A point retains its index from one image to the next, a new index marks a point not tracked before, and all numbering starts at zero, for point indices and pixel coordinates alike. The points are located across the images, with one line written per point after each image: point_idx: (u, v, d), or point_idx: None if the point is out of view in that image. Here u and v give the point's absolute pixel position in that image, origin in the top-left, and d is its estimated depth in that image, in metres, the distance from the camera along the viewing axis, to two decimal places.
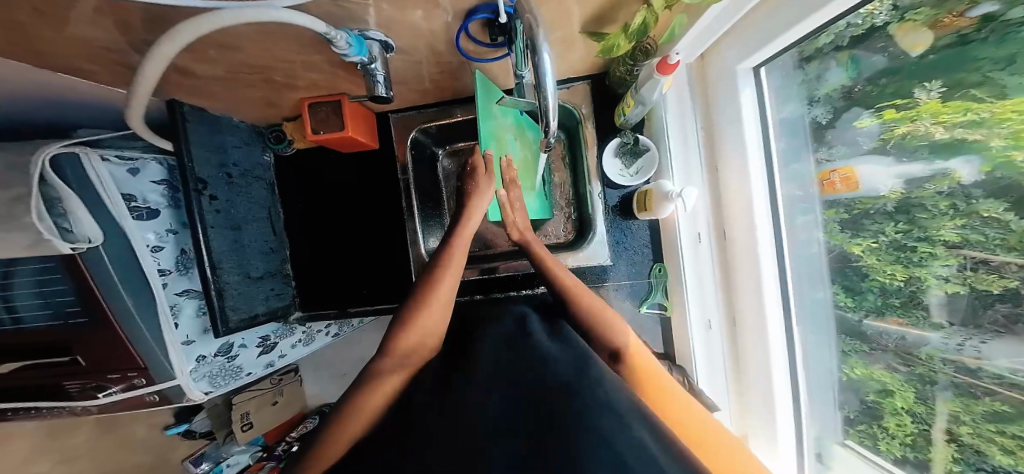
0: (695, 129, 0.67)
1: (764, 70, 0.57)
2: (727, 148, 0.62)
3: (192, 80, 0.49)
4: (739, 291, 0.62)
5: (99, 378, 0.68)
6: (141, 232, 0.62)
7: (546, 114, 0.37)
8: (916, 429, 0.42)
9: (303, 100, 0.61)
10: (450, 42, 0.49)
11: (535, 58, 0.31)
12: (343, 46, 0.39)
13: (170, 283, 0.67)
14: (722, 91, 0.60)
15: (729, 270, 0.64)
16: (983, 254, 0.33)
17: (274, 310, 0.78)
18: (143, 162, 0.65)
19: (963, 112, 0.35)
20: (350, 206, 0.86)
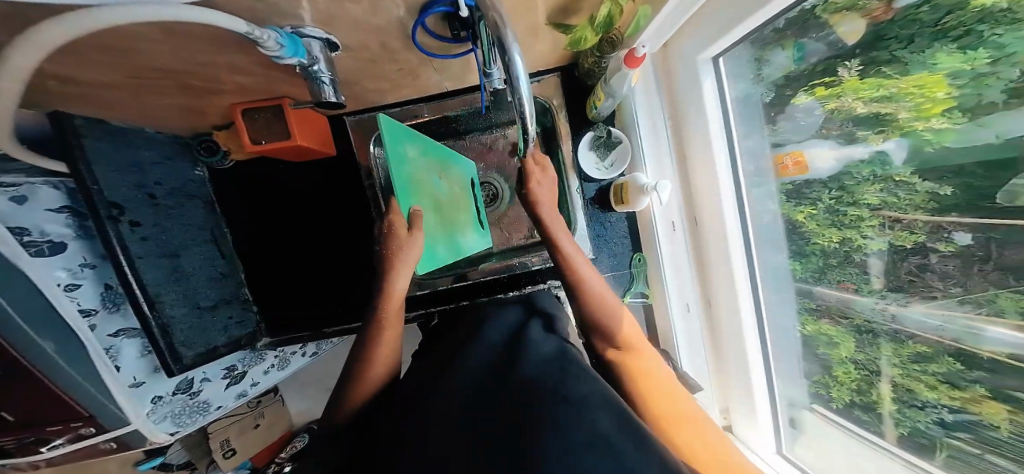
0: (662, 121, 0.67)
1: (722, 61, 0.57)
2: (693, 134, 0.62)
3: (86, 88, 0.41)
4: (714, 277, 0.64)
5: (35, 433, 0.57)
6: (46, 271, 0.52)
7: (521, 113, 0.34)
8: (859, 375, 0.49)
9: (235, 106, 0.54)
10: (404, 37, 0.44)
11: (505, 58, 0.29)
12: (273, 47, 0.33)
13: (98, 325, 0.59)
14: (684, 83, 0.61)
15: (703, 256, 0.66)
16: (897, 213, 0.40)
17: (238, 340, 0.71)
18: (30, 187, 0.52)
19: (877, 88, 0.40)
20: (312, 219, 0.79)
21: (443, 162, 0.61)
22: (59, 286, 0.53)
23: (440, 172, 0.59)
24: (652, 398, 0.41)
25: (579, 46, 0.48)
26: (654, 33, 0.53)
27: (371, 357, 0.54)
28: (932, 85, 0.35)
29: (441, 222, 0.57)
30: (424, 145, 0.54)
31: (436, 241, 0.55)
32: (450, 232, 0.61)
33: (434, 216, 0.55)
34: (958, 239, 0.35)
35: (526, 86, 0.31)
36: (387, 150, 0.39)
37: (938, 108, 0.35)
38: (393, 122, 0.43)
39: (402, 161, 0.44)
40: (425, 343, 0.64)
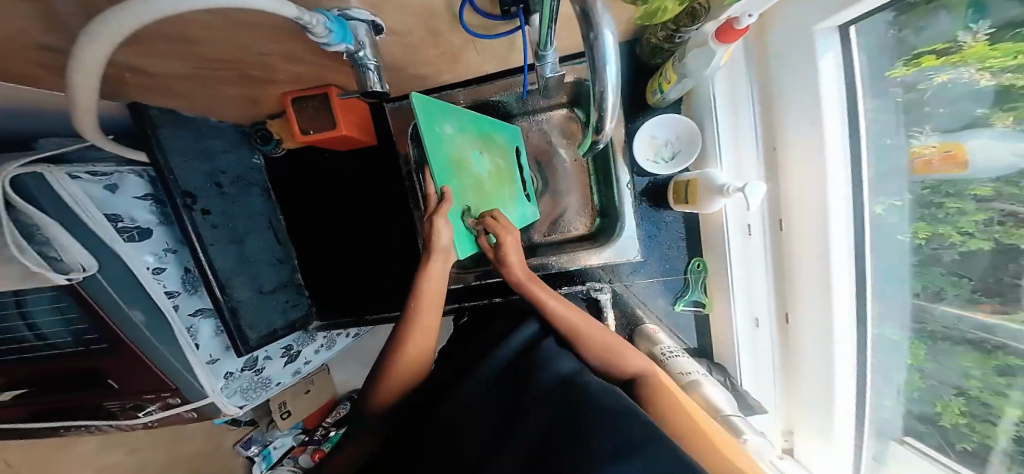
0: (749, 107, 0.53)
1: (854, 29, 0.44)
2: (794, 121, 0.46)
3: (155, 81, 0.42)
4: (797, 305, 0.51)
5: (136, 398, 0.66)
6: (137, 254, 0.58)
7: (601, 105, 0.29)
8: (970, 414, 0.42)
9: (284, 96, 0.54)
10: (454, 18, 0.40)
11: (592, 36, 0.23)
12: (321, 33, 0.31)
13: (181, 305, 0.65)
14: (782, 58, 0.47)
15: (786, 278, 0.53)
16: (1012, 206, 0.34)
17: (292, 323, 0.76)
18: (119, 176, 0.59)
19: (1013, 56, 0.32)
20: (354, 211, 0.80)
21: (484, 136, 0.58)
22: (147, 269, 0.59)
23: (482, 147, 0.56)
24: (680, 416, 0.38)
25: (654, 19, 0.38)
26: None
27: (401, 351, 0.51)
28: None
29: (483, 200, 0.54)
30: (461, 120, 0.51)
31: (477, 216, 0.52)
32: (492, 209, 0.58)
33: (475, 194, 0.52)
34: None
35: (614, 71, 0.26)
36: (422, 132, 0.38)
37: None
38: (425, 98, 0.41)
39: (439, 139, 0.43)
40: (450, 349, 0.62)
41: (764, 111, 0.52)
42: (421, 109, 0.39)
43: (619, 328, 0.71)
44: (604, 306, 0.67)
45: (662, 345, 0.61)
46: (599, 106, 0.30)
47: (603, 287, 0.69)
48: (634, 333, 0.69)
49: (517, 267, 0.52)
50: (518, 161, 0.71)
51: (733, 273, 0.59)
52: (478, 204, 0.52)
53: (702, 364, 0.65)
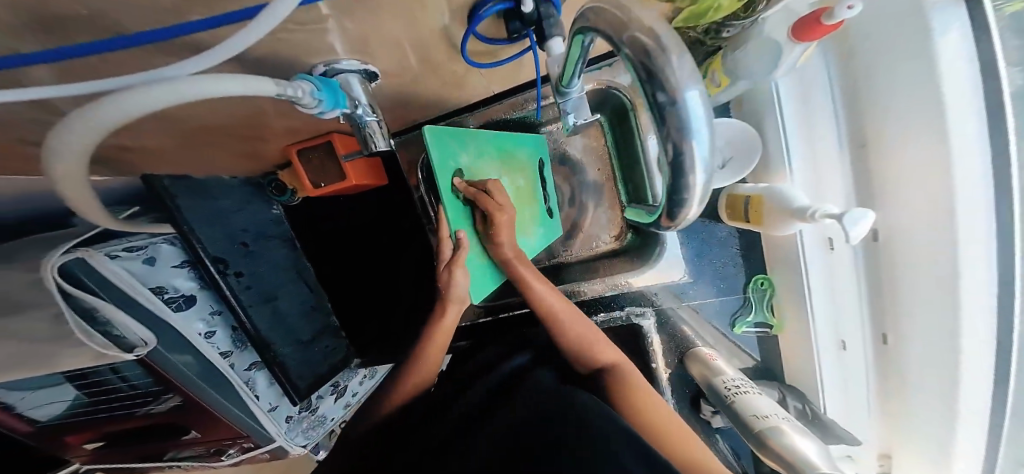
0: (826, 95, 0.44)
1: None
2: (890, 115, 0.38)
3: (152, 153, 0.40)
4: (902, 327, 0.41)
5: (217, 444, 0.72)
6: (188, 322, 0.57)
7: (684, 208, 0.19)
8: None
9: (289, 148, 0.51)
10: (451, 48, 0.36)
11: (664, 100, 0.15)
12: (310, 103, 0.26)
13: (236, 362, 0.65)
14: (875, 37, 0.38)
15: (889, 305, 0.43)
16: None
17: (336, 365, 0.74)
18: (154, 247, 0.55)
19: None
20: (376, 248, 0.77)
21: (505, 155, 0.50)
22: (200, 336, 0.58)
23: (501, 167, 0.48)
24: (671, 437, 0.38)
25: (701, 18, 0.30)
26: None
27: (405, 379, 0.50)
28: None
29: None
30: (479, 144, 0.44)
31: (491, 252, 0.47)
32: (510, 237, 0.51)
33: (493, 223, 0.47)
34: None
35: (706, 152, 0.16)
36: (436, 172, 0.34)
37: None
38: (438, 130, 0.35)
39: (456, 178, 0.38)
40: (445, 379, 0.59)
41: (848, 104, 0.42)
42: (434, 145, 0.34)
43: (667, 353, 0.64)
44: (647, 332, 0.61)
45: (724, 376, 0.54)
46: (687, 206, 0.18)
47: (644, 311, 0.64)
48: (686, 357, 0.62)
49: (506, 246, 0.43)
50: (540, 174, 0.61)
51: (815, 298, 0.50)
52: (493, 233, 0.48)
53: (774, 391, 0.57)
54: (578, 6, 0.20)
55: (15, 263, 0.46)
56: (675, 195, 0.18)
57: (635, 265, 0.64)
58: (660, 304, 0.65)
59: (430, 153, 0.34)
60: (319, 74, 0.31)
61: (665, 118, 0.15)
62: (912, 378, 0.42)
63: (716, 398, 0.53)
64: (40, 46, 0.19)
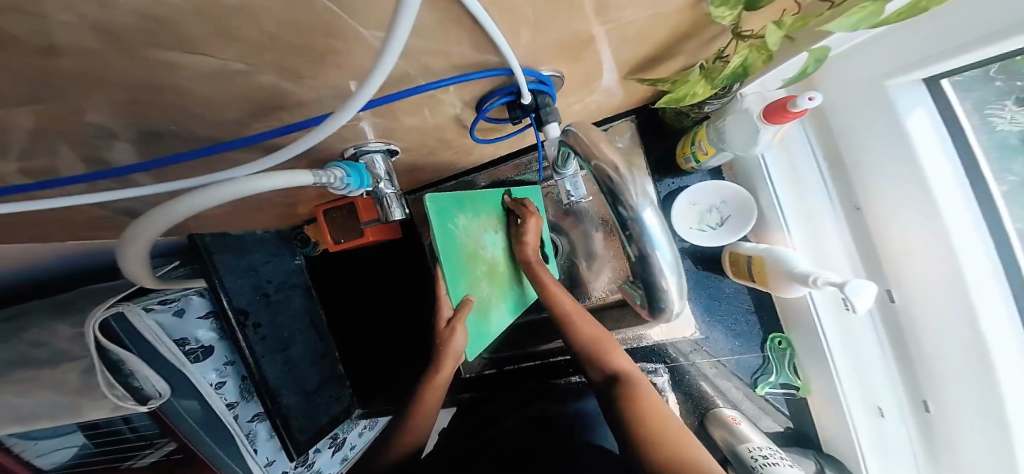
0: (811, 161, 0.47)
1: (947, 80, 0.35)
2: (873, 180, 0.40)
3: (200, 219, 0.45)
4: (940, 394, 0.39)
5: None
6: (202, 373, 0.58)
7: (662, 311, 0.19)
8: None
9: (316, 208, 0.56)
10: (462, 128, 0.41)
11: (626, 212, 0.17)
12: (340, 185, 0.30)
13: (241, 413, 0.65)
14: (845, 117, 0.42)
15: (921, 369, 0.40)
16: None
17: (337, 417, 0.73)
18: (185, 299, 0.59)
19: None
20: (387, 299, 0.78)
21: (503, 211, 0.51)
22: (211, 386, 0.59)
23: (498, 224, 0.50)
24: None
25: (681, 103, 0.34)
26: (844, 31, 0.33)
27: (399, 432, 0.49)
28: None
29: (498, 286, 0.48)
30: (480, 204, 0.46)
31: (490, 309, 0.47)
32: (507, 293, 0.51)
33: (492, 282, 0.47)
34: None
35: (670, 259, 0.18)
36: (435, 237, 0.35)
37: None
38: (440, 199, 0.37)
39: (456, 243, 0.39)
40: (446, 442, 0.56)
41: (834, 167, 0.45)
42: (437, 212, 0.37)
43: (685, 412, 0.62)
44: (663, 390, 0.58)
45: (750, 442, 0.51)
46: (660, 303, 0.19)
47: (657, 367, 0.62)
48: (706, 419, 0.59)
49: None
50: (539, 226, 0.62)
51: (835, 357, 0.48)
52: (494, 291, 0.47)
53: (810, 461, 0.52)
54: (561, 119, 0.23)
55: (64, 314, 0.50)
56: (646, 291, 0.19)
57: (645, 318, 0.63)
58: (673, 359, 0.63)
59: (431, 222, 0.36)
60: (349, 155, 0.36)
61: (630, 230, 0.17)
62: (956, 451, 0.38)
63: (742, 466, 0.50)
64: (135, 152, 0.24)
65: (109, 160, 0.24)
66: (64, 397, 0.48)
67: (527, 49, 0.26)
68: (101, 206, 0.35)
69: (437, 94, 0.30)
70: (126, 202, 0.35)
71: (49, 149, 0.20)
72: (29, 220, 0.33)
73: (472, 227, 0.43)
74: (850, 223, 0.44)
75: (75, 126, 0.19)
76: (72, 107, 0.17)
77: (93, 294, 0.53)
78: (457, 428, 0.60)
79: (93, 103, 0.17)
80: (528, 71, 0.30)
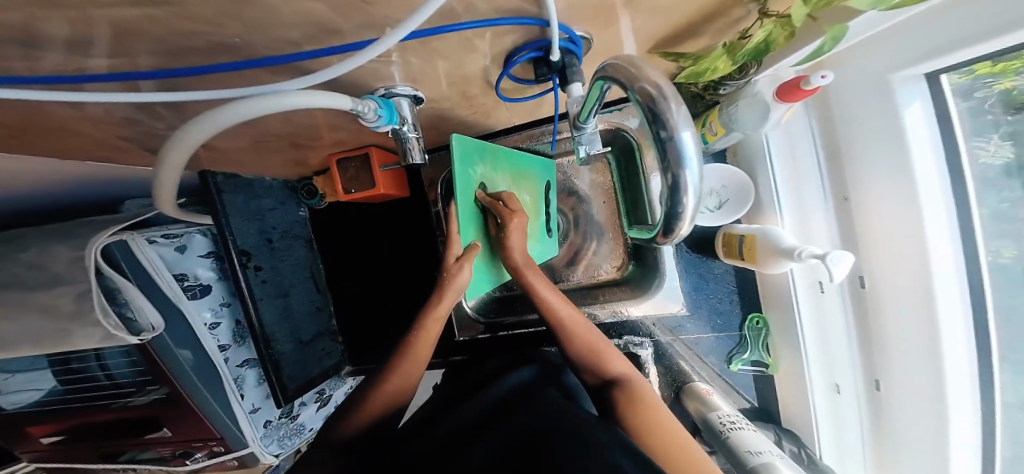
0: (810, 154, 0.50)
1: (944, 77, 0.38)
2: (864, 173, 0.44)
3: (215, 153, 0.45)
4: (892, 376, 0.43)
5: (186, 445, 0.71)
6: (198, 312, 0.58)
7: (676, 228, 0.23)
8: None
9: (329, 156, 0.55)
10: (487, 85, 0.41)
11: (666, 131, 0.19)
12: (372, 117, 0.31)
13: (232, 357, 0.65)
14: (852, 109, 0.44)
15: (882, 351, 0.44)
16: None
17: (328, 371, 0.74)
18: (188, 236, 0.59)
19: None
20: (386, 258, 0.79)
21: (517, 171, 0.52)
22: (205, 325, 0.59)
23: (511, 183, 0.51)
24: (657, 418, 0.41)
25: (701, 78, 0.36)
26: (868, 23, 0.34)
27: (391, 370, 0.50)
28: None
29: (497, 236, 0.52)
30: (498, 159, 0.47)
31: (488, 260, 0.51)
32: None
33: (494, 231, 0.50)
34: None
35: (696, 182, 0.20)
36: (455, 177, 0.37)
37: None
38: (466, 142, 0.38)
39: (469, 185, 0.40)
40: (437, 401, 0.59)
41: (830, 159, 0.48)
42: (460, 154, 0.38)
43: (663, 386, 0.66)
44: (644, 361, 0.61)
45: (719, 411, 0.56)
46: (677, 217, 0.22)
47: (642, 341, 0.65)
48: (682, 391, 0.64)
49: (517, 251, 0.48)
50: (547, 196, 0.64)
51: (807, 337, 0.53)
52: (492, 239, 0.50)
53: (770, 432, 0.58)
54: (601, 57, 0.24)
55: (61, 240, 0.49)
56: (670, 209, 0.21)
57: (635, 295, 0.66)
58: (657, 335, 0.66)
59: (454, 162, 0.37)
60: (378, 96, 0.36)
61: (666, 150, 0.19)
62: (902, 426, 0.43)
63: (710, 433, 0.55)
64: (180, 63, 0.24)
65: (154, 68, 0.24)
66: (58, 321, 0.47)
67: (569, 6, 0.27)
68: (121, 123, 0.34)
69: (473, 40, 0.30)
70: (149, 122, 0.34)
71: (105, 49, 0.20)
72: (46, 128, 0.33)
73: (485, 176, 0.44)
74: (836, 214, 0.48)
75: (142, 34, 0.19)
76: (148, 10, 0.17)
77: (91, 223, 0.52)
78: (447, 391, 0.62)
79: (171, 13, 0.18)
80: (564, 28, 0.31)
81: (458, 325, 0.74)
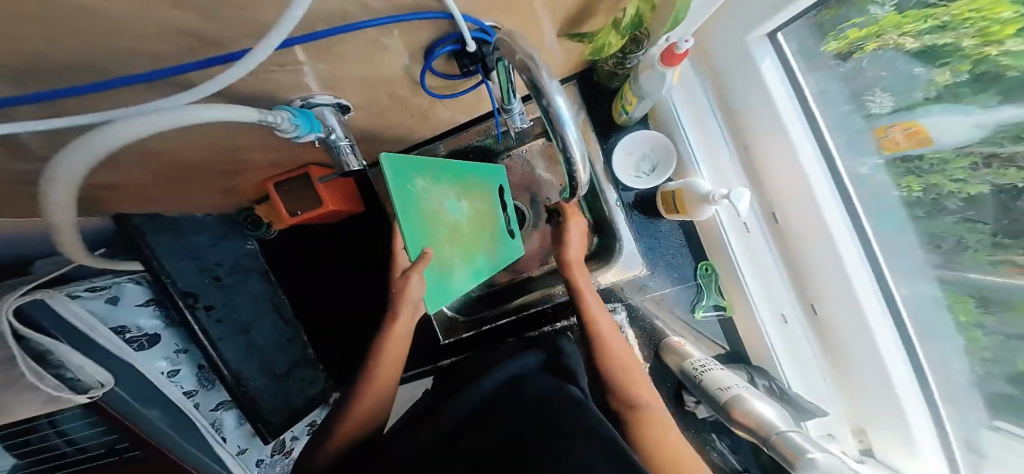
0: (709, 111, 0.58)
1: (780, 37, 0.49)
2: (753, 124, 0.52)
3: (131, 193, 0.44)
4: (811, 282, 0.52)
5: None
6: (149, 361, 0.56)
7: (576, 179, 0.27)
8: None
9: (266, 182, 0.55)
10: (413, 84, 0.42)
11: (545, 99, 0.22)
12: (287, 128, 0.33)
13: (200, 402, 0.62)
14: (726, 69, 0.53)
15: (800, 265, 0.53)
16: (988, 148, 0.34)
17: (312, 400, 0.72)
18: (118, 286, 0.57)
19: (924, 20, 0.37)
20: (352, 276, 0.78)
21: (460, 180, 0.52)
22: (163, 374, 0.57)
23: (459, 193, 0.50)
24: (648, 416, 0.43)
25: (602, 53, 0.39)
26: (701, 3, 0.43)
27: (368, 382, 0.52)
28: (992, 7, 0.32)
29: (460, 250, 0.48)
30: (437, 171, 0.46)
31: (452, 269, 0.46)
32: (472, 257, 0.52)
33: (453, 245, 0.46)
34: None
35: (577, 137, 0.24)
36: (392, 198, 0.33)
37: (1011, 29, 0.31)
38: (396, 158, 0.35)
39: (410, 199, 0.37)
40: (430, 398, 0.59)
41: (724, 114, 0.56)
42: (393, 170, 0.35)
43: (643, 346, 0.68)
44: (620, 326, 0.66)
45: (693, 358, 0.60)
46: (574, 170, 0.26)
47: (614, 306, 0.69)
48: (659, 349, 0.66)
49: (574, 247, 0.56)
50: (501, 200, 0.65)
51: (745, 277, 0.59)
52: (455, 255, 0.47)
53: (742, 373, 0.61)
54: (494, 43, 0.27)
55: None
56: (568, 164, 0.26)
57: (599, 265, 0.68)
58: (627, 299, 0.69)
59: (388, 179, 0.34)
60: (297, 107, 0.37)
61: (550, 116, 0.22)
62: (839, 331, 0.50)
63: (687, 380, 0.58)
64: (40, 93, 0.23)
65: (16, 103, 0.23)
66: None
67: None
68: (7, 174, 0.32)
69: (380, 40, 0.31)
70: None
71: None
72: None
73: (428, 189, 0.42)
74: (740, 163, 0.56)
75: None
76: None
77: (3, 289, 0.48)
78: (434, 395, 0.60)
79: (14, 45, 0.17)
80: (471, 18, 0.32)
81: (445, 329, 0.74)
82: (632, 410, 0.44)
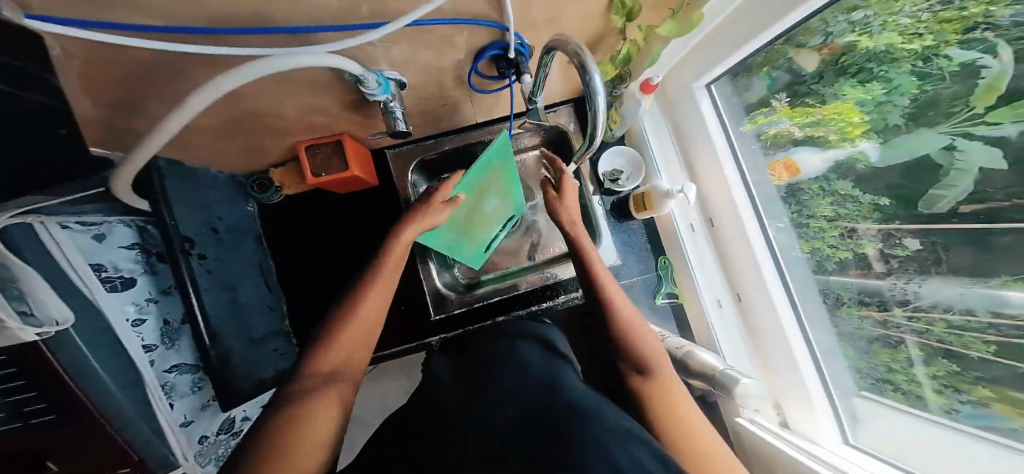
0: (667, 136, 0.77)
1: (714, 88, 0.68)
2: (698, 147, 0.71)
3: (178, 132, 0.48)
4: (736, 270, 0.68)
5: None
6: (119, 304, 0.52)
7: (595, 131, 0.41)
8: (907, 383, 0.47)
9: (300, 143, 0.61)
10: (457, 78, 0.54)
11: (585, 76, 0.35)
12: (370, 86, 0.44)
13: (157, 360, 0.57)
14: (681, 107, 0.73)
15: (728, 259, 0.69)
16: (850, 224, 0.51)
17: (281, 375, 0.70)
18: (108, 226, 0.55)
19: (805, 116, 0.56)
20: (348, 249, 0.81)
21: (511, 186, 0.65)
22: (128, 322, 0.53)
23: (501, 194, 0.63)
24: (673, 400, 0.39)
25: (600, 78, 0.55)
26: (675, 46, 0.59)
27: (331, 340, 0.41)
28: (847, 113, 0.50)
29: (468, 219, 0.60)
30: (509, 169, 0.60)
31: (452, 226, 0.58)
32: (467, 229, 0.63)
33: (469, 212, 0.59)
34: (911, 245, 0.43)
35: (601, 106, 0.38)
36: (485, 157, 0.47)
37: (859, 130, 0.49)
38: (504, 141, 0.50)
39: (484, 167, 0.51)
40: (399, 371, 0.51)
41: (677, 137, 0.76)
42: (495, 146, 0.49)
43: None
44: None
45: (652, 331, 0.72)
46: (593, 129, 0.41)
47: None
48: None
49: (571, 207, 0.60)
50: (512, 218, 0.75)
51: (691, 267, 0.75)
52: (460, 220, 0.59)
53: None
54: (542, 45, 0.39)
55: None
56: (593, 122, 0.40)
57: None
58: None
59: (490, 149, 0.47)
60: None
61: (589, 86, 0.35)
62: (755, 308, 0.65)
63: None
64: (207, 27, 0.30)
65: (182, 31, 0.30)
66: None
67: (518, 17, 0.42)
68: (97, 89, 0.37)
69: (452, 37, 0.43)
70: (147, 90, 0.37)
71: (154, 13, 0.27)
72: None
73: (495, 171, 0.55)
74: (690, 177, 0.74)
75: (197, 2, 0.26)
76: None
77: None
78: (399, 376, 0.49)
79: None
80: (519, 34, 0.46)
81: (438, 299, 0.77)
82: (652, 392, 0.40)
